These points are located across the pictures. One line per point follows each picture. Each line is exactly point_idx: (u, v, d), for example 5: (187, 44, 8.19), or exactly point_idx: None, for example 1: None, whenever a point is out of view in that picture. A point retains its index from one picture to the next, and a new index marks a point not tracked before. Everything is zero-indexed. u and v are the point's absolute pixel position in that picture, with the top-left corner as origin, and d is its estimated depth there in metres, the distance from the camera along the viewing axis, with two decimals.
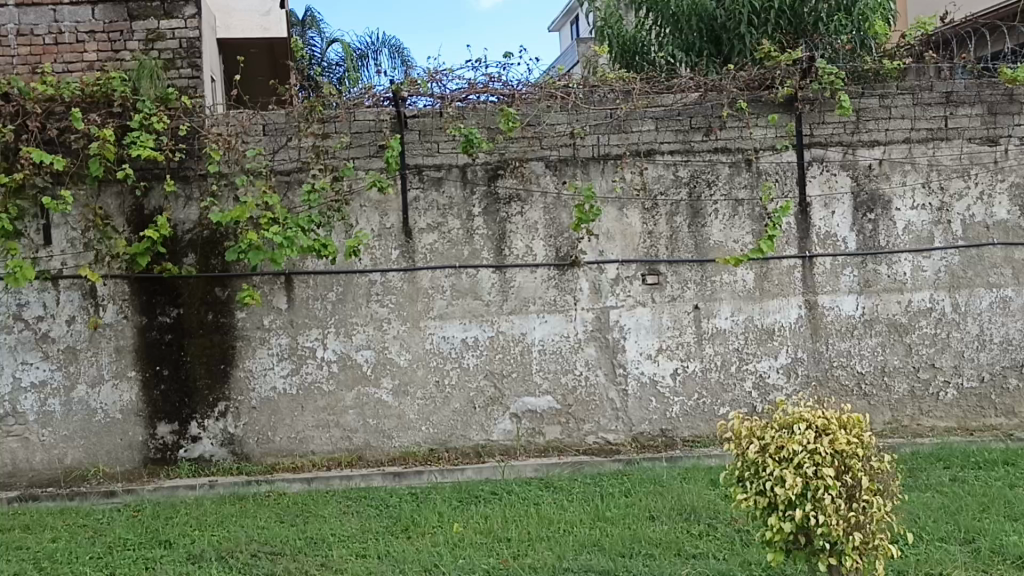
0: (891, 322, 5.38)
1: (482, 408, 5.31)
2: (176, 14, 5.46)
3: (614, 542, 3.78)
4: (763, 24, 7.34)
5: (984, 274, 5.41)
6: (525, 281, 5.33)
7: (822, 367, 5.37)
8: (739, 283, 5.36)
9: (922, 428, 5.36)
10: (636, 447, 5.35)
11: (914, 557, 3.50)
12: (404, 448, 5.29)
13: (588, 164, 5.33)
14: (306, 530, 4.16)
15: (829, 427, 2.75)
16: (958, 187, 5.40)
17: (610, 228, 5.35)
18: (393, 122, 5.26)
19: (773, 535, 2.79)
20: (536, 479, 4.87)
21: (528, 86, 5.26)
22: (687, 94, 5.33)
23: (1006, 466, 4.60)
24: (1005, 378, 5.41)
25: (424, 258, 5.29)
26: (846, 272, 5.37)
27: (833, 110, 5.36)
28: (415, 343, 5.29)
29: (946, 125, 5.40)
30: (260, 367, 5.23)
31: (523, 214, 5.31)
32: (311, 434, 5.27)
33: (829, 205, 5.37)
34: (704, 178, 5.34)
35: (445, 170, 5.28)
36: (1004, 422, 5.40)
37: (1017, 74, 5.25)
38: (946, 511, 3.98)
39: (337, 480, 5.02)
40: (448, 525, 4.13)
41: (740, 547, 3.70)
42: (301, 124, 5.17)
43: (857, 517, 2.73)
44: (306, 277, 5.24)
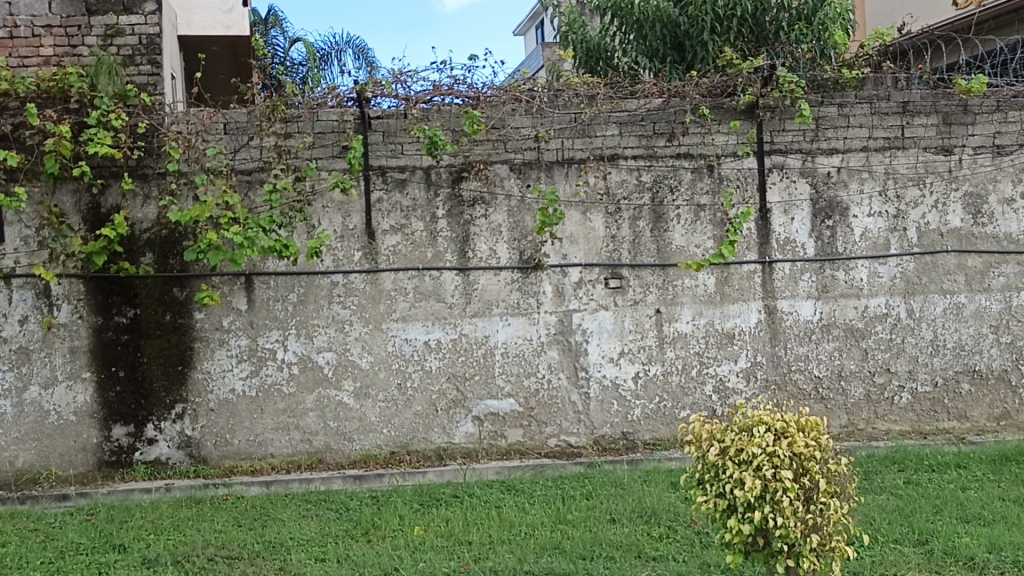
0: (847, 327, 5.47)
1: (444, 411, 5.30)
2: (136, 10, 5.39)
3: (576, 544, 3.79)
4: (725, 32, 7.37)
5: (938, 280, 5.52)
6: (488, 283, 5.33)
7: (781, 371, 5.44)
8: (700, 287, 5.41)
9: (878, 432, 5.45)
10: (598, 450, 5.37)
11: (869, 558, 3.56)
12: (365, 450, 5.25)
13: (552, 168, 5.34)
14: (264, 534, 4.11)
15: (788, 430, 2.78)
16: (914, 195, 5.50)
17: (573, 232, 5.37)
18: (356, 123, 5.23)
19: (732, 537, 2.83)
20: (497, 482, 4.86)
21: (493, 89, 5.27)
22: (651, 99, 5.36)
23: (958, 468, 4.71)
24: (958, 382, 5.52)
25: (387, 260, 5.26)
26: (805, 277, 5.45)
27: (793, 118, 5.44)
28: (377, 345, 5.26)
29: (903, 134, 5.50)
30: (218, 369, 5.17)
31: (486, 217, 5.31)
32: (270, 436, 5.21)
33: (788, 211, 5.44)
34: (666, 183, 5.39)
35: (409, 172, 5.26)
36: (957, 426, 5.50)
37: (971, 86, 5.35)
38: (900, 513, 4.05)
39: (297, 484, 4.97)
40: (409, 529, 4.11)
41: (699, 549, 3.73)
42: (263, 123, 5.12)
43: (815, 519, 2.77)
44: (267, 278, 5.19)
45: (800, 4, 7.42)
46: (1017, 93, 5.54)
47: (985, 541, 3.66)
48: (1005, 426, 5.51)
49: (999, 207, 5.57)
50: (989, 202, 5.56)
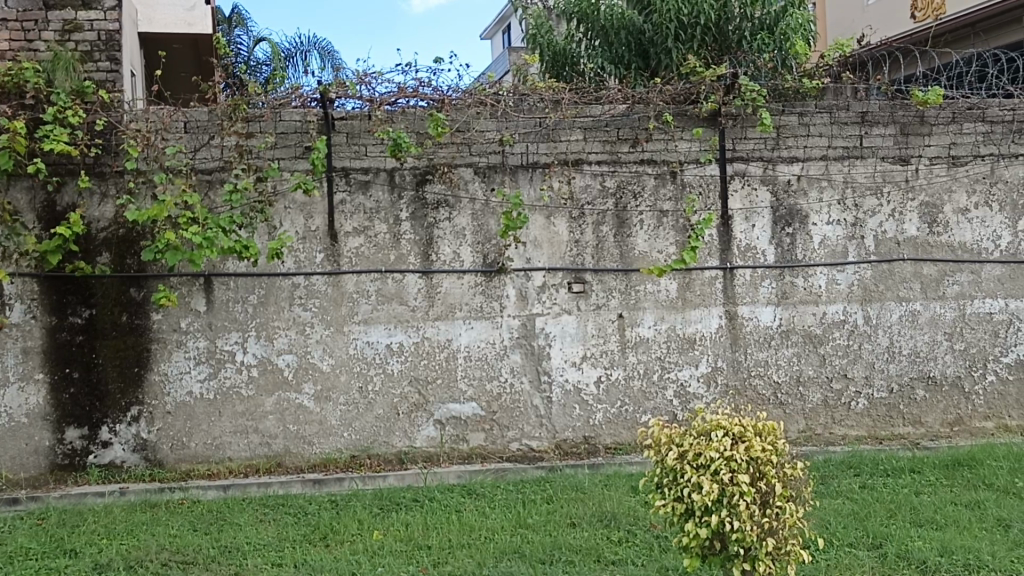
0: (806, 333, 5.54)
1: (405, 415, 5.27)
2: (96, 5, 5.32)
3: (536, 548, 3.79)
4: (689, 40, 7.45)
5: (895, 288, 5.61)
6: (452, 286, 5.31)
7: (741, 376, 5.49)
8: (662, 292, 5.45)
9: (835, 437, 5.53)
10: (559, 454, 5.37)
11: (824, 562, 3.61)
12: (325, 454, 5.20)
13: (517, 172, 5.35)
14: (219, 538, 4.05)
15: (746, 434, 2.81)
16: (872, 204, 5.59)
17: (537, 236, 5.38)
18: (320, 123, 5.18)
19: (689, 540, 2.85)
20: (458, 486, 4.84)
21: (458, 93, 5.27)
22: (615, 106, 5.39)
23: (912, 473, 4.79)
24: (913, 389, 5.61)
25: (349, 262, 5.23)
26: (765, 284, 5.51)
27: (755, 126, 5.50)
28: (339, 347, 5.21)
29: (861, 143, 5.59)
30: (176, 371, 5.09)
31: (450, 220, 5.30)
32: (228, 440, 5.14)
33: (749, 218, 5.50)
34: (630, 189, 5.42)
35: (373, 174, 5.23)
36: (911, 431, 5.60)
37: (927, 98, 5.47)
38: (855, 517, 4.11)
39: (255, 488, 4.91)
40: (368, 533, 4.08)
41: (658, 553, 3.75)
42: (225, 123, 5.06)
43: (771, 523, 2.80)
44: (226, 279, 5.13)
45: (762, 14, 7.52)
46: (972, 105, 5.65)
47: (936, 545, 3.72)
48: (958, 432, 5.61)
49: (954, 217, 5.67)
50: (944, 212, 5.66)
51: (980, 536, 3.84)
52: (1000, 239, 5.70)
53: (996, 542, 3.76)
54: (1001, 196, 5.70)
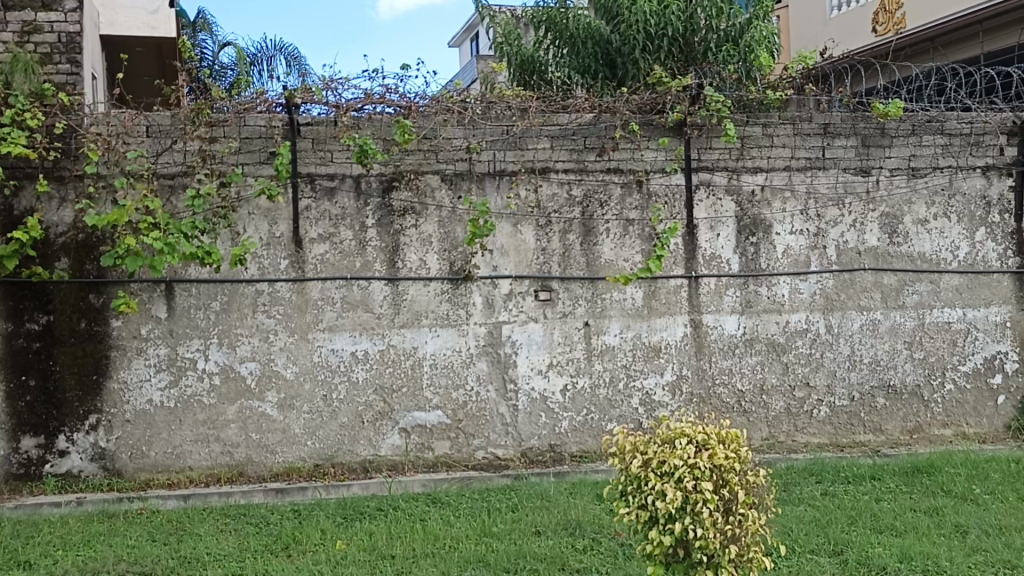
0: (770, 341, 5.59)
1: (370, 423, 5.23)
2: (56, 7, 5.24)
3: (500, 557, 3.77)
4: (656, 50, 7.51)
5: (856, 297, 5.68)
6: (418, 294, 5.29)
7: (705, 384, 5.53)
8: (628, 301, 5.47)
9: (797, 444, 5.58)
10: (525, 462, 5.36)
11: (785, 568, 3.64)
12: (288, 463, 5.14)
13: (483, 180, 5.35)
14: (179, 549, 3.98)
15: (709, 442, 2.82)
16: (833, 214, 5.67)
17: (504, 244, 5.38)
18: (285, 129, 5.13)
19: (653, 548, 2.85)
20: (423, 495, 4.80)
21: (426, 99, 5.24)
22: (582, 114, 5.41)
23: (873, 480, 4.85)
24: (873, 397, 5.69)
25: (314, 269, 5.18)
26: (729, 293, 5.56)
27: (719, 136, 5.55)
28: (303, 355, 5.16)
29: (823, 155, 5.67)
30: (135, 379, 5.01)
31: (417, 227, 5.27)
32: (189, 448, 5.06)
33: (714, 227, 5.55)
34: (597, 198, 5.44)
35: (338, 180, 5.20)
36: (872, 439, 5.67)
37: (887, 111, 5.56)
38: (817, 523, 4.15)
39: (215, 497, 4.83)
40: (332, 543, 4.03)
41: (622, 561, 3.75)
42: (188, 127, 5.00)
43: (733, 530, 2.81)
44: (188, 285, 5.06)
45: (728, 26, 7.59)
46: (931, 118, 5.75)
47: (896, 551, 3.76)
48: (918, 439, 5.69)
49: (913, 228, 5.75)
50: (904, 222, 5.74)
51: (938, 542, 3.90)
52: (959, 250, 5.80)
53: (954, 548, 3.81)
54: (960, 208, 5.79)
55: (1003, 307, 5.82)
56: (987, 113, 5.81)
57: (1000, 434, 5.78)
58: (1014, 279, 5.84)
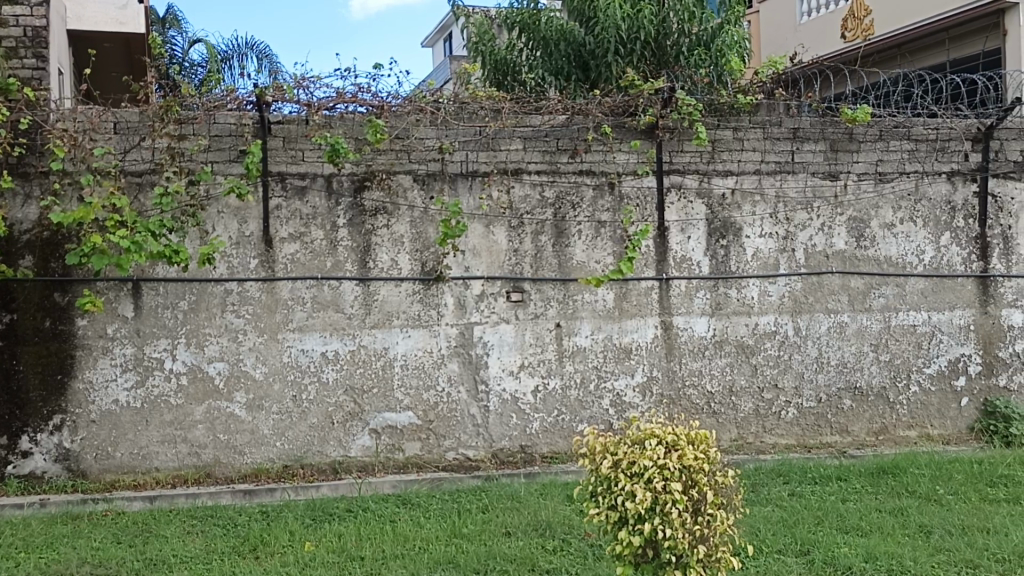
0: (739, 343, 5.64)
1: (340, 424, 5.20)
2: (21, 1, 5.24)
3: (470, 558, 3.77)
4: (629, 54, 7.55)
5: (824, 300, 5.75)
6: (389, 294, 5.27)
7: (675, 386, 5.56)
8: (599, 302, 5.49)
9: (765, 445, 5.64)
10: (495, 463, 5.36)
11: (753, 568, 3.68)
12: (256, 464, 5.10)
13: (456, 180, 5.34)
14: (144, 551, 3.93)
15: (678, 443, 2.84)
16: (802, 218, 5.73)
17: (476, 245, 5.37)
18: (255, 127, 5.10)
19: (623, 548, 2.86)
20: (393, 496, 4.78)
21: (398, 99, 5.23)
22: (555, 116, 5.43)
23: (839, 481, 4.90)
24: (840, 399, 5.76)
25: (284, 269, 5.14)
26: (699, 295, 5.59)
27: (691, 140, 5.58)
28: (272, 355, 5.12)
29: (793, 159, 5.73)
30: (101, 379, 4.94)
31: (388, 227, 5.25)
32: (155, 449, 5.00)
33: (685, 230, 5.58)
34: (569, 200, 5.46)
35: (309, 179, 5.17)
36: (838, 440, 5.74)
37: (856, 115, 5.62)
38: (784, 524, 4.19)
39: (182, 499, 4.78)
40: (300, 545, 4.00)
41: (591, 561, 3.76)
42: (156, 124, 4.93)
43: (702, 530, 2.84)
44: (155, 284, 5.00)
45: (700, 31, 7.65)
46: (898, 124, 5.84)
47: (861, 551, 3.81)
48: (883, 440, 5.77)
49: (880, 232, 5.83)
50: (871, 226, 5.82)
51: (903, 541, 3.95)
52: (924, 254, 5.87)
53: (918, 547, 3.87)
54: (925, 212, 5.88)
55: (968, 310, 5.91)
56: (952, 119, 5.91)
57: (964, 435, 5.87)
58: (977, 283, 5.93)
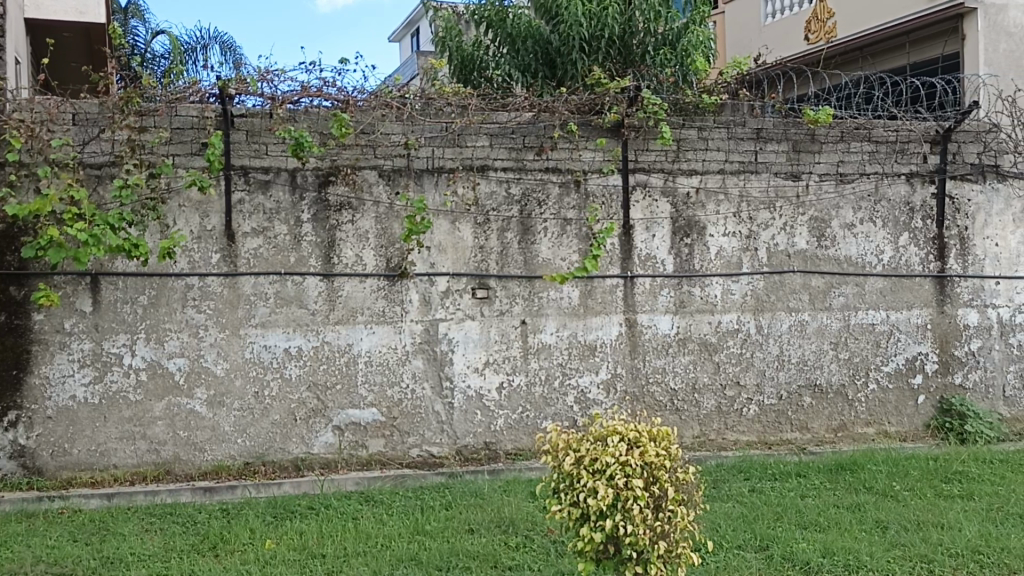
0: (702, 341, 5.68)
1: (303, 421, 5.16)
2: None
3: (432, 555, 3.76)
4: (595, 52, 7.55)
5: (785, 299, 5.82)
6: (353, 290, 5.23)
7: (639, 383, 5.59)
8: (565, 300, 5.51)
9: (727, 442, 5.70)
10: (459, 460, 5.35)
11: (712, 564, 3.71)
12: (216, 461, 5.04)
13: (421, 176, 5.32)
14: (101, 549, 3.87)
15: (640, 439, 2.85)
16: (765, 217, 5.79)
17: (441, 241, 5.36)
18: (218, 120, 5.04)
19: (584, 545, 2.87)
20: (356, 493, 4.76)
21: (363, 94, 5.20)
22: (521, 113, 5.42)
23: (798, 477, 4.97)
24: (800, 396, 5.83)
25: (246, 264, 5.09)
26: (663, 293, 5.63)
27: (656, 139, 5.62)
28: (234, 351, 5.07)
29: (756, 159, 5.79)
30: (58, 374, 4.86)
31: (353, 222, 5.22)
32: (114, 446, 4.93)
33: (650, 228, 5.61)
34: (535, 197, 5.47)
35: (273, 173, 5.11)
36: (798, 437, 5.82)
37: (818, 117, 5.70)
38: (744, 520, 4.24)
39: (141, 496, 4.71)
40: (260, 542, 3.96)
41: (554, 558, 3.77)
42: (116, 116, 4.83)
43: (663, 526, 2.86)
44: (114, 279, 4.92)
45: (665, 30, 7.70)
46: (859, 125, 5.92)
47: (819, 546, 3.86)
48: (842, 437, 5.86)
49: (841, 232, 5.91)
50: (832, 226, 5.90)
51: (859, 537, 4.01)
52: (883, 254, 5.97)
53: (874, 543, 3.93)
54: (885, 213, 5.98)
55: (925, 310, 6.02)
56: (911, 122, 6.01)
57: (920, 433, 5.97)
58: (934, 283, 6.05)
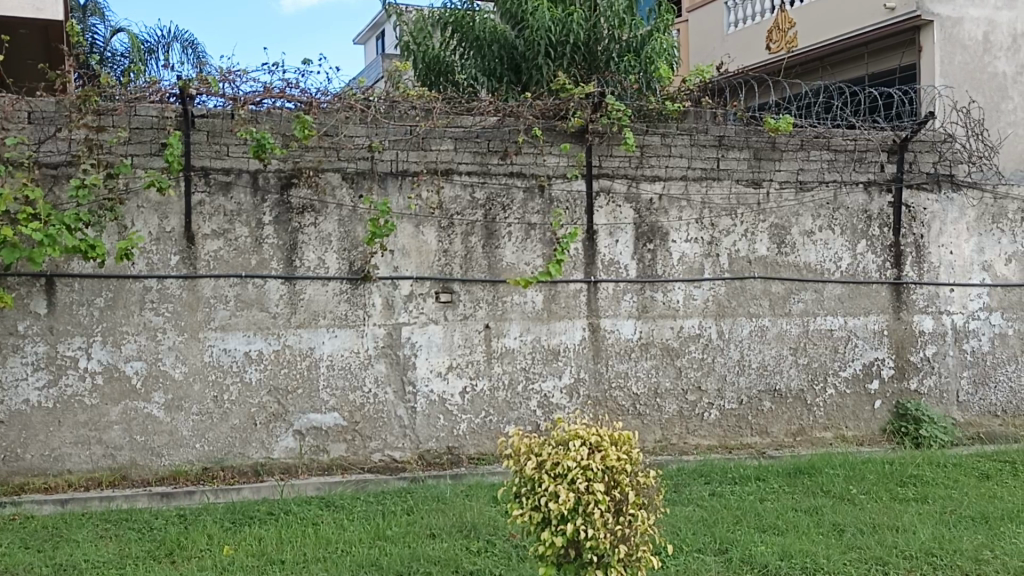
0: (664, 346, 5.72)
1: (263, 425, 5.10)
2: None
3: (393, 560, 3.73)
4: (560, 57, 7.58)
5: (746, 304, 5.88)
6: (316, 294, 5.19)
7: (601, 388, 5.62)
8: (529, 304, 5.52)
9: (688, 446, 5.74)
10: (421, 465, 5.33)
11: (673, 567, 3.74)
12: (175, 466, 4.97)
13: (385, 180, 5.30)
14: (54, 556, 3.79)
15: (602, 444, 2.87)
16: (727, 224, 5.85)
17: (405, 245, 5.34)
18: (178, 121, 4.97)
19: (545, 549, 2.88)
20: (316, 499, 4.72)
21: (326, 96, 5.17)
22: (486, 117, 5.43)
23: (758, 481, 5.03)
24: (760, 400, 5.90)
25: (206, 266, 5.02)
26: (626, 297, 5.66)
27: (620, 145, 5.65)
28: (193, 354, 5.00)
29: (718, 166, 5.85)
30: (11, 378, 4.76)
31: (316, 225, 5.18)
32: (68, 451, 4.84)
33: (613, 233, 5.65)
34: (499, 202, 5.47)
35: (234, 175, 5.05)
36: (758, 441, 5.88)
37: (779, 125, 5.77)
38: (704, 523, 4.27)
39: (96, 502, 4.63)
40: (218, 548, 3.91)
41: (515, 563, 3.77)
42: (74, 115, 4.78)
43: (623, 530, 2.87)
44: (70, 280, 4.83)
45: (629, 37, 7.78)
46: (819, 134, 6.02)
47: (777, 549, 3.91)
48: (801, 441, 5.93)
49: (800, 239, 5.99)
50: (792, 233, 5.98)
51: (817, 540, 4.07)
52: (842, 261, 6.07)
53: (831, 546, 3.98)
54: (843, 221, 6.07)
55: (882, 316, 6.12)
56: (869, 131, 6.12)
57: (877, 437, 6.07)
58: (891, 289, 6.15)
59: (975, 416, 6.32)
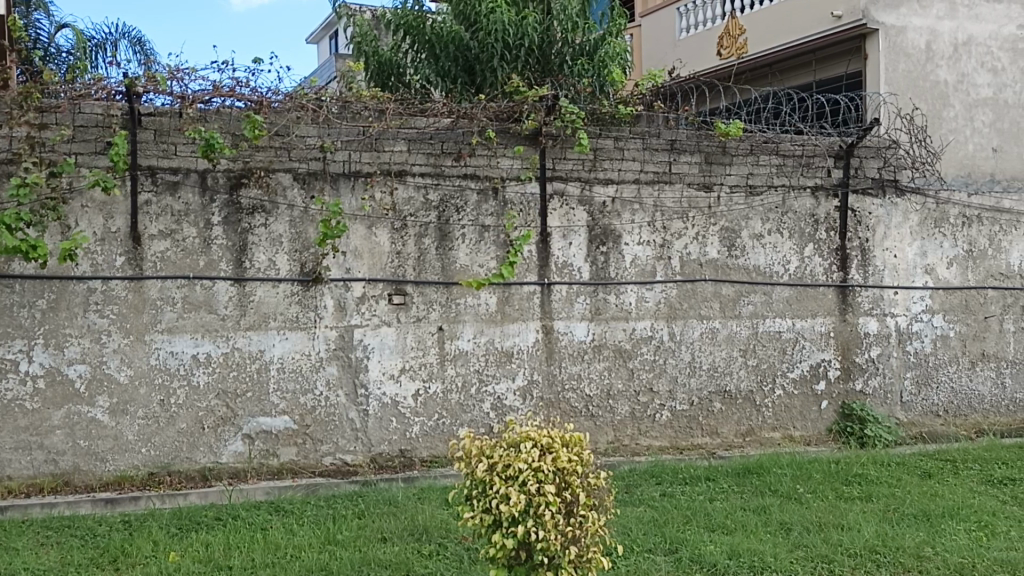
0: (616, 348, 5.76)
1: (210, 430, 5.02)
2: None
3: (343, 564, 3.69)
4: (514, 60, 7.59)
5: (697, 307, 5.95)
6: (266, 296, 5.12)
7: (554, 390, 5.64)
8: (482, 306, 5.51)
9: (639, 447, 5.78)
10: (373, 467, 5.29)
11: (623, 568, 3.77)
12: (119, 471, 4.87)
13: (337, 181, 5.25)
14: None
15: (553, 445, 2.87)
16: (678, 227, 5.91)
17: (357, 246, 5.30)
18: (124, 119, 4.87)
19: (496, 551, 2.88)
20: (265, 504, 4.65)
21: (277, 95, 5.11)
22: (439, 119, 5.40)
23: (707, 481, 5.08)
24: (711, 402, 5.97)
25: (153, 267, 4.92)
26: (579, 300, 5.69)
27: (573, 148, 5.67)
28: (138, 358, 4.90)
29: (670, 170, 5.91)
30: None
31: (266, 226, 5.11)
32: (8, 457, 4.72)
33: (567, 236, 5.67)
34: (452, 204, 5.46)
35: (182, 174, 4.97)
36: (708, 441, 5.95)
37: (729, 129, 5.84)
38: (655, 523, 4.31)
39: (37, 508, 4.50)
40: (164, 554, 3.84)
41: (467, 565, 3.76)
42: (14, 112, 4.62)
43: (574, 531, 2.88)
44: (10, 282, 4.70)
45: (582, 41, 7.82)
46: (768, 139, 6.11)
47: (725, 548, 3.96)
48: (750, 441, 6.02)
49: (750, 242, 6.08)
50: (742, 236, 6.06)
51: (764, 538, 4.13)
52: (789, 264, 6.17)
53: (777, 544, 4.05)
54: (791, 224, 6.18)
55: (828, 318, 6.24)
56: (816, 137, 6.25)
57: (823, 436, 6.18)
58: (837, 293, 6.27)
59: (917, 416, 6.47)
